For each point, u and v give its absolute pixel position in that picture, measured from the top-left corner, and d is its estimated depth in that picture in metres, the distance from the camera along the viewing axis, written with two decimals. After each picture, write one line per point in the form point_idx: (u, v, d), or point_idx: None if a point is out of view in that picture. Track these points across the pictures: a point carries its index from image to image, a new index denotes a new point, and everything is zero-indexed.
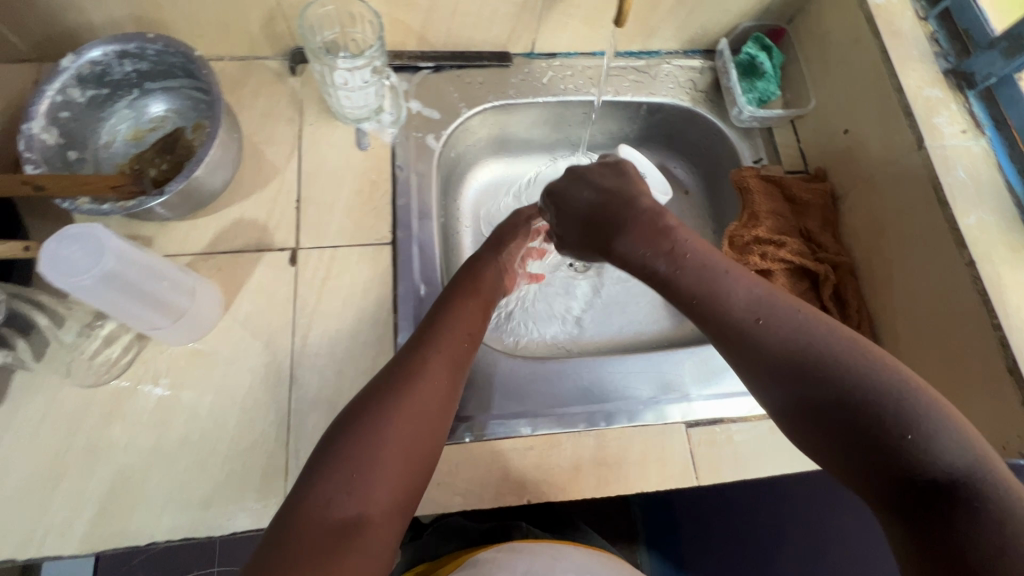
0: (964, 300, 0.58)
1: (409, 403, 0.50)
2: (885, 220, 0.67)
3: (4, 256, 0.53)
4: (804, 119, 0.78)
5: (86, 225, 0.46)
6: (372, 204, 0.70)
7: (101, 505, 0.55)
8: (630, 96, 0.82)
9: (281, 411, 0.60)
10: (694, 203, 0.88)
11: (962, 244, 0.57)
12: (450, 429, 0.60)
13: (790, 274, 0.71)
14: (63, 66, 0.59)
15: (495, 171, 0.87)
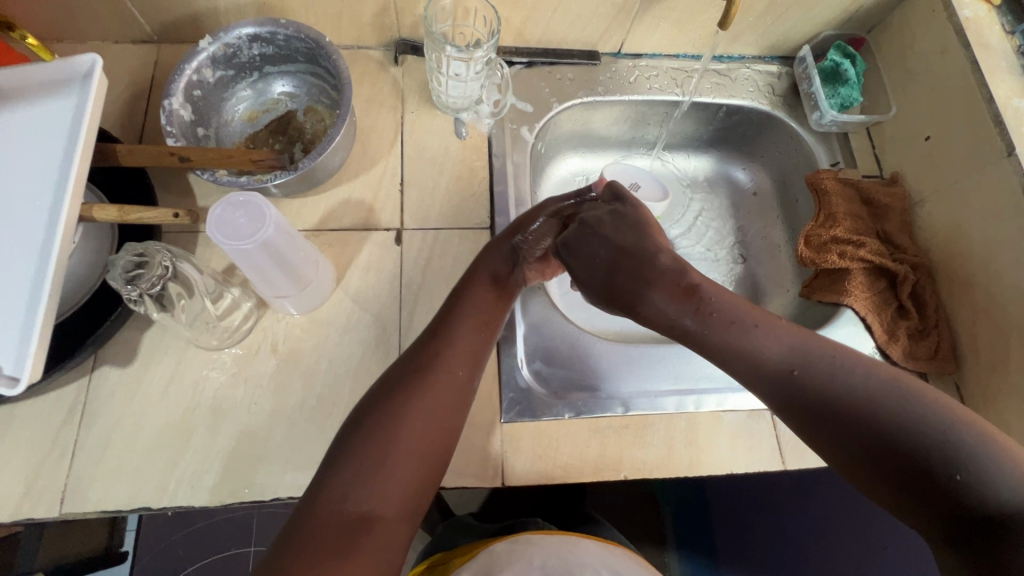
0: None
1: (424, 401, 0.50)
2: (968, 224, 0.70)
3: (155, 222, 0.56)
4: (882, 125, 0.81)
5: (250, 194, 0.50)
6: (471, 190, 0.73)
7: (228, 461, 0.58)
8: (711, 98, 0.85)
9: None
10: (764, 204, 0.91)
11: None
12: (552, 405, 0.63)
13: (868, 273, 0.74)
14: (202, 47, 0.62)
15: (573, 164, 0.90)
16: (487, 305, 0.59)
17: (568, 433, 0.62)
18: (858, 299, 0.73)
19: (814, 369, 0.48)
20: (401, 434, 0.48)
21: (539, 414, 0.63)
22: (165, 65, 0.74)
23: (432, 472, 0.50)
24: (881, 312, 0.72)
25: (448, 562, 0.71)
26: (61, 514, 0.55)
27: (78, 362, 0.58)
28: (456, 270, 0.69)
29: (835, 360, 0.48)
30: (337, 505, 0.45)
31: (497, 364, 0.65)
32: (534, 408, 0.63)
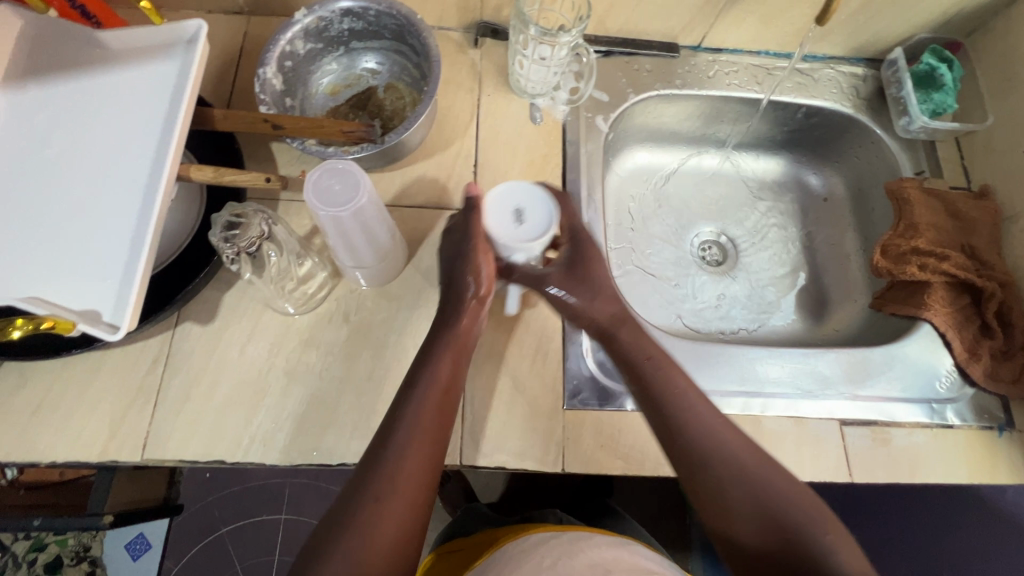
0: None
1: (390, 504, 0.45)
2: None
3: (248, 185, 0.58)
4: (974, 135, 0.78)
5: (347, 162, 0.51)
6: (544, 176, 0.73)
7: (299, 423, 0.60)
8: (792, 97, 0.82)
9: None
10: (835, 211, 0.88)
11: None
12: (615, 394, 0.63)
13: (949, 287, 0.71)
14: (297, 19, 0.64)
15: (642, 158, 0.89)
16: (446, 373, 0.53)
17: (631, 426, 0.62)
18: (937, 314, 0.70)
19: (735, 481, 0.49)
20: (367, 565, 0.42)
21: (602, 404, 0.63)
22: (255, 37, 0.75)
23: None
24: (962, 329, 0.70)
25: (451, 556, 0.69)
26: (144, 459, 0.57)
27: (165, 317, 0.61)
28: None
29: (761, 466, 0.50)
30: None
31: (563, 351, 0.65)
32: (598, 398, 0.63)
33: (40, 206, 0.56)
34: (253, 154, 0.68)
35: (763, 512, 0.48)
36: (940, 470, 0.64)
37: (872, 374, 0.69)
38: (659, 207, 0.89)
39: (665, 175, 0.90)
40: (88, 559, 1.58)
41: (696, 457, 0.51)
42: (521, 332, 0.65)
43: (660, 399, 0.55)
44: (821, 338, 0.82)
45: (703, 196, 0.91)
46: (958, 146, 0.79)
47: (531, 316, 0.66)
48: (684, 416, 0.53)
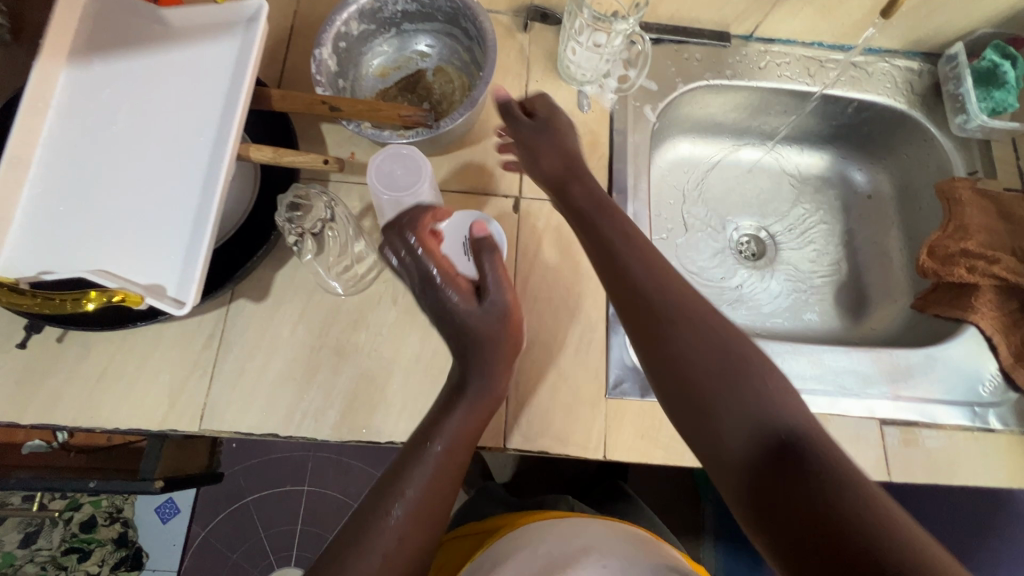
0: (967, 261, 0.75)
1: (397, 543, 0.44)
2: None
3: (306, 166, 0.59)
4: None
5: (410, 148, 0.53)
6: (590, 165, 0.73)
7: (348, 401, 0.61)
8: (844, 91, 0.81)
9: None
10: (879, 209, 0.87)
11: None
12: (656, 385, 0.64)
13: (998, 291, 0.71)
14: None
15: (685, 149, 0.88)
16: (459, 440, 0.48)
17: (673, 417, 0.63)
18: (984, 318, 0.69)
19: (682, 350, 0.47)
20: None
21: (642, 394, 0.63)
22: (306, 15, 0.75)
23: None
24: (1009, 333, 0.69)
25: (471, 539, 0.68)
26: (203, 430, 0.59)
27: (220, 294, 0.62)
28: (568, 244, 0.69)
29: (727, 336, 0.47)
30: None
31: (606, 341, 0.65)
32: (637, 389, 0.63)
33: (105, 182, 0.57)
34: (305, 134, 0.69)
35: (734, 413, 0.44)
36: (981, 473, 0.64)
37: (913, 374, 0.69)
38: (700, 201, 0.88)
39: (707, 168, 0.89)
40: (121, 520, 1.67)
41: (648, 324, 0.49)
42: (565, 320, 0.66)
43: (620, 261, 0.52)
44: (858, 337, 0.81)
45: (743, 189, 0.90)
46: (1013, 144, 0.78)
47: (576, 305, 0.67)
48: (675, 329, 0.48)
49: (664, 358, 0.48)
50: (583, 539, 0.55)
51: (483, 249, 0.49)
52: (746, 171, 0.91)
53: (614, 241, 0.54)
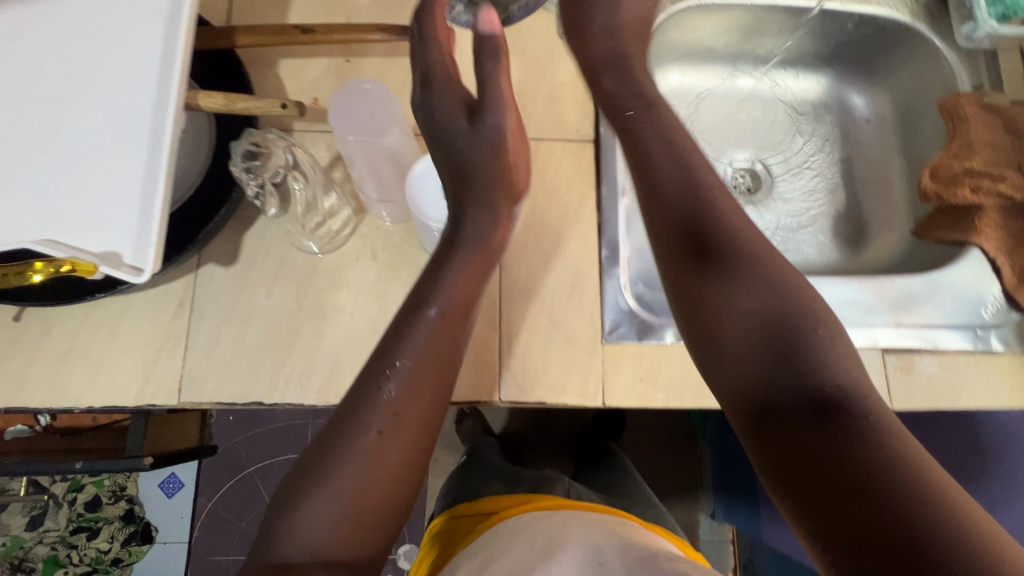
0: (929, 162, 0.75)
1: (391, 424, 0.45)
2: None
3: (264, 112, 0.53)
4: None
5: (374, 82, 0.48)
6: (575, 99, 0.68)
7: (334, 363, 0.58)
8: (844, 4, 0.75)
9: (492, 295, 0.61)
10: (879, 133, 0.83)
11: None
12: (652, 327, 0.61)
13: (1002, 210, 0.68)
14: None
15: (676, 79, 0.83)
16: (448, 319, 0.48)
17: (673, 359, 0.61)
18: (988, 239, 0.67)
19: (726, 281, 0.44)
20: (359, 464, 0.43)
21: (639, 337, 0.61)
22: None
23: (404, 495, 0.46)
24: (1013, 253, 0.67)
25: (474, 516, 0.69)
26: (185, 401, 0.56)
27: (186, 259, 0.58)
28: (556, 185, 0.65)
29: (777, 276, 0.44)
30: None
31: (601, 285, 0.62)
32: (634, 333, 0.61)
33: (42, 139, 0.52)
34: (262, 80, 0.63)
35: (784, 375, 0.40)
36: (981, 394, 0.64)
37: (914, 301, 0.67)
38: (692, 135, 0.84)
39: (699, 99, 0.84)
40: (126, 497, 1.65)
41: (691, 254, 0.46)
42: (556, 267, 0.63)
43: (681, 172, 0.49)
44: (859, 268, 0.79)
45: (738, 120, 0.85)
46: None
47: (567, 250, 0.63)
48: (732, 277, 0.44)
49: (712, 307, 0.44)
50: (607, 535, 0.57)
51: (484, 51, 0.52)
52: (740, 100, 0.85)
53: (678, 179, 0.48)
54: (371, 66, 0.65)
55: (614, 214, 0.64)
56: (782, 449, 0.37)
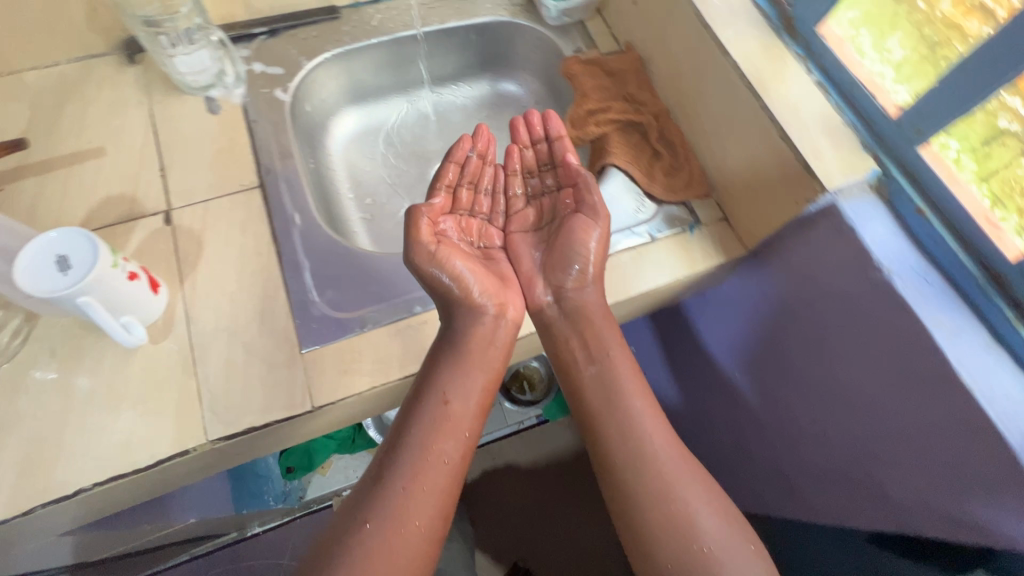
0: (705, 61, 0.72)
1: (419, 494, 0.59)
2: (684, 77, 0.77)
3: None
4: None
5: None
6: (233, 162, 0.75)
7: (19, 470, 0.56)
8: (455, 23, 0.90)
9: (254, 314, 0.66)
10: (543, 106, 0.97)
11: (734, 64, 0.68)
12: (306, 332, 0.65)
13: (620, 132, 0.82)
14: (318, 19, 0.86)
15: (337, 91, 0.90)
16: (462, 411, 0.64)
17: (235, 303, 0.66)
18: (618, 156, 0.79)
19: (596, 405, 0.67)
20: (411, 514, 0.58)
21: (67, 274, 0.53)
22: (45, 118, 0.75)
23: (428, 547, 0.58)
24: (638, 160, 0.80)
25: None
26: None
27: None
28: (140, 192, 0.71)
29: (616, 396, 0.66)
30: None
31: (192, 254, 0.69)
32: (138, 328, 0.61)
33: None
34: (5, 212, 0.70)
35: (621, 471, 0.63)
36: (652, 279, 0.73)
37: None
38: (331, 126, 0.91)
39: (358, 48, 0.87)
40: None
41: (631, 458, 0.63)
42: (244, 303, 0.66)
43: (613, 404, 0.66)
44: None
45: (427, 132, 0.97)
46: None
47: (253, 286, 0.68)
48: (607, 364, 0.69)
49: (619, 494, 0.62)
50: None
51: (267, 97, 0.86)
52: (418, 131, 0.97)
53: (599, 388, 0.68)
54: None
55: (291, 241, 0.70)
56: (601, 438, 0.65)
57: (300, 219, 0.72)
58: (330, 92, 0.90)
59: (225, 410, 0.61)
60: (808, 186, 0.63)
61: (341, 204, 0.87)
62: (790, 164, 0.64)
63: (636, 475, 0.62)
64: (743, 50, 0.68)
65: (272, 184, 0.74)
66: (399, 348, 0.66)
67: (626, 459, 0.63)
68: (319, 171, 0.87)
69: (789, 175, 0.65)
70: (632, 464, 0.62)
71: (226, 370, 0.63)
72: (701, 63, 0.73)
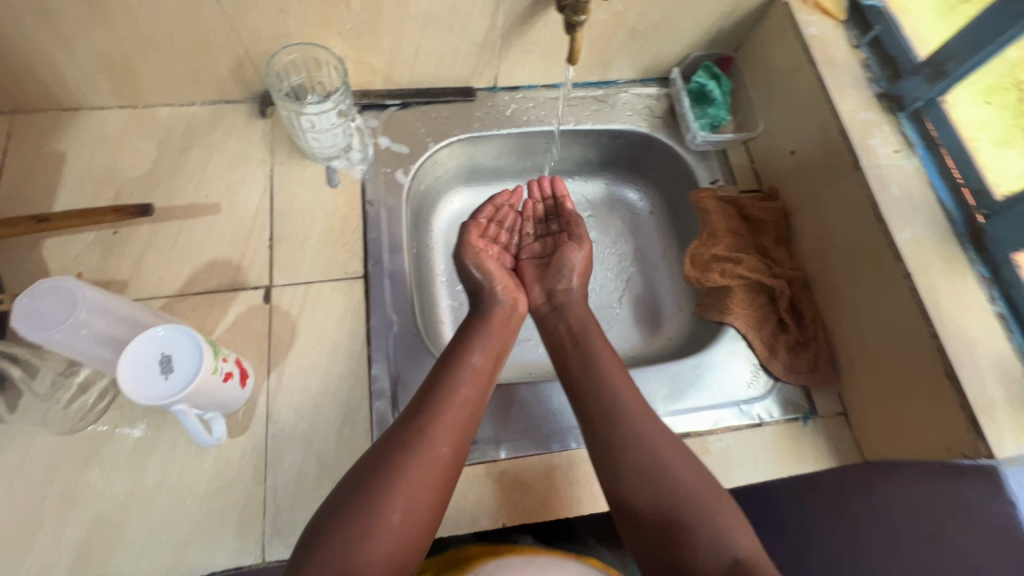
0: (864, 244, 0.65)
1: (432, 433, 0.58)
2: (834, 251, 0.70)
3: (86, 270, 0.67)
4: (800, 69, 0.73)
5: (57, 279, 0.49)
6: (342, 241, 0.72)
7: (78, 552, 0.55)
8: (589, 125, 0.85)
9: (336, 421, 0.63)
10: (658, 221, 0.91)
11: (906, 272, 0.60)
12: None
13: (747, 289, 0.75)
14: (452, 100, 0.82)
15: (454, 170, 0.86)
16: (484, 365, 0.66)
17: (318, 406, 0.64)
18: (739, 317, 0.73)
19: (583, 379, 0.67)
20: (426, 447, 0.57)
21: (168, 379, 0.51)
22: (170, 159, 0.74)
23: (431, 504, 0.55)
24: (761, 327, 0.73)
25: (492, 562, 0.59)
26: None
27: None
28: (245, 261, 0.69)
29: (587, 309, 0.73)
30: (366, 517, 0.52)
31: (284, 341, 0.66)
32: (220, 424, 0.59)
33: None
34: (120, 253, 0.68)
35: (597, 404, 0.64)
36: (754, 473, 0.66)
37: (683, 390, 0.71)
38: (438, 204, 0.87)
39: (486, 136, 0.83)
40: None
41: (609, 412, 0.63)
42: (326, 407, 0.64)
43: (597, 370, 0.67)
44: (657, 347, 0.83)
45: None
46: (824, 88, 0.70)
47: (339, 388, 0.65)
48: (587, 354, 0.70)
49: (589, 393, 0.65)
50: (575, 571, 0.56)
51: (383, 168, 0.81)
52: None
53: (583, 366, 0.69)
54: (71, 164, 0.72)
55: (382, 346, 0.67)
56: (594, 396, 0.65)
57: (398, 324, 0.69)
58: (446, 171, 0.86)
59: (289, 530, 0.58)
60: (969, 440, 0.55)
61: (435, 292, 0.83)
62: (948, 405, 0.57)
63: (614, 430, 0.62)
64: (920, 257, 0.60)
65: (375, 278, 0.71)
66: (474, 493, 0.63)
67: (604, 416, 0.63)
68: (417, 252, 0.83)
69: (942, 415, 0.58)
70: (610, 420, 0.62)
71: (298, 481, 0.60)
72: (860, 249, 0.66)
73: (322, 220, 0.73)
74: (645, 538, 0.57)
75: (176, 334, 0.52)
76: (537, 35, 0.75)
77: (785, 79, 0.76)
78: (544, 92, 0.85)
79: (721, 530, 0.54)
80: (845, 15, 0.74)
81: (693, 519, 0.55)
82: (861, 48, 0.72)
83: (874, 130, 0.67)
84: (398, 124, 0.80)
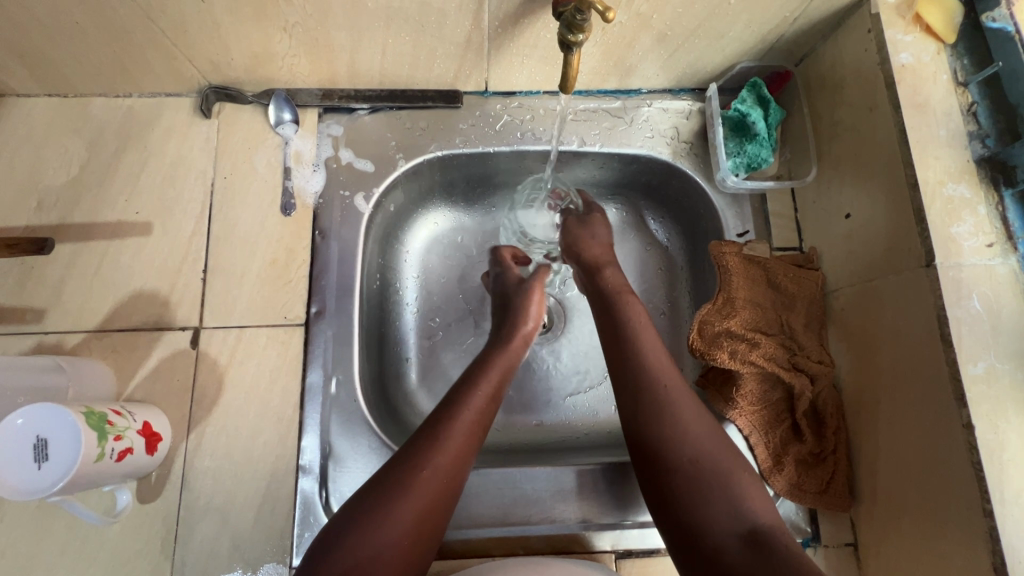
0: (917, 359, 0.51)
1: (443, 439, 0.50)
2: (880, 358, 0.55)
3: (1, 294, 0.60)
4: (876, 109, 0.55)
5: None
6: (285, 279, 0.62)
7: None
8: (598, 145, 0.69)
9: (257, 495, 0.57)
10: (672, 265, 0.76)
11: (968, 424, 0.46)
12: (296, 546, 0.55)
13: (759, 380, 0.61)
14: (432, 106, 0.68)
15: (431, 187, 0.72)
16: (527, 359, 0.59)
17: (238, 477, 0.57)
18: (743, 416, 0.60)
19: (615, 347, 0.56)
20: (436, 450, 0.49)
21: (42, 467, 0.45)
22: (100, 164, 0.64)
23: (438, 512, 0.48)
24: (770, 431, 0.60)
25: None
26: None
27: None
28: (174, 296, 0.61)
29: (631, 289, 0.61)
30: (375, 526, 0.44)
31: (209, 395, 0.59)
32: (126, 493, 0.55)
33: None
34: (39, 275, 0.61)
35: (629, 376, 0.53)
36: None
37: None
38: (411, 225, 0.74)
39: (468, 153, 0.68)
40: None
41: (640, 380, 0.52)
42: (246, 477, 0.57)
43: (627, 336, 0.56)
44: None
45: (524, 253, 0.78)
46: (904, 144, 0.52)
47: (263, 456, 0.58)
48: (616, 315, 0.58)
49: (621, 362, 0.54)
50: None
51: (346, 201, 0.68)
52: None
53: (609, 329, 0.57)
54: None
55: (315, 411, 0.59)
56: (624, 365, 0.54)
57: (335, 389, 0.60)
58: (425, 184, 0.72)
59: None
60: None
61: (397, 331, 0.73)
62: None
63: (643, 394, 0.51)
64: (988, 402, 0.46)
65: (315, 329, 0.61)
66: None
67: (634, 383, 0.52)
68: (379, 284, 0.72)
69: None
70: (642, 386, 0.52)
71: (208, 560, 0.55)
72: (910, 367, 0.51)
73: (264, 251, 0.63)
74: (664, 515, 0.48)
75: (51, 414, 0.45)
76: (535, 37, 0.59)
77: (855, 116, 0.58)
78: (547, 100, 0.69)
79: (739, 502, 0.46)
80: (955, 36, 0.54)
81: (712, 492, 0.46)
82: (969, 87, 0.53)
83: (964, 212, 0.50)
84: (364, 133, 0.67)
